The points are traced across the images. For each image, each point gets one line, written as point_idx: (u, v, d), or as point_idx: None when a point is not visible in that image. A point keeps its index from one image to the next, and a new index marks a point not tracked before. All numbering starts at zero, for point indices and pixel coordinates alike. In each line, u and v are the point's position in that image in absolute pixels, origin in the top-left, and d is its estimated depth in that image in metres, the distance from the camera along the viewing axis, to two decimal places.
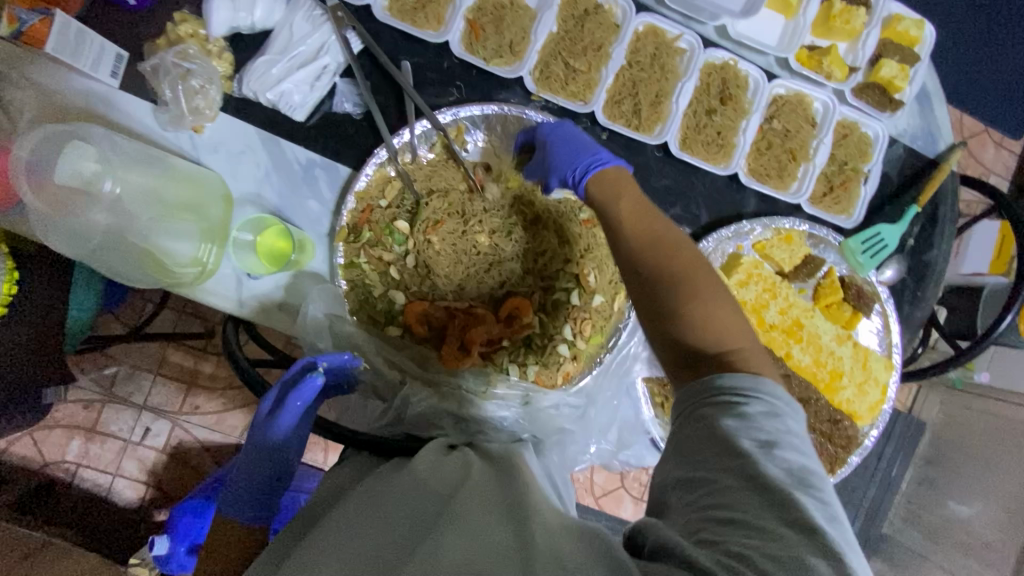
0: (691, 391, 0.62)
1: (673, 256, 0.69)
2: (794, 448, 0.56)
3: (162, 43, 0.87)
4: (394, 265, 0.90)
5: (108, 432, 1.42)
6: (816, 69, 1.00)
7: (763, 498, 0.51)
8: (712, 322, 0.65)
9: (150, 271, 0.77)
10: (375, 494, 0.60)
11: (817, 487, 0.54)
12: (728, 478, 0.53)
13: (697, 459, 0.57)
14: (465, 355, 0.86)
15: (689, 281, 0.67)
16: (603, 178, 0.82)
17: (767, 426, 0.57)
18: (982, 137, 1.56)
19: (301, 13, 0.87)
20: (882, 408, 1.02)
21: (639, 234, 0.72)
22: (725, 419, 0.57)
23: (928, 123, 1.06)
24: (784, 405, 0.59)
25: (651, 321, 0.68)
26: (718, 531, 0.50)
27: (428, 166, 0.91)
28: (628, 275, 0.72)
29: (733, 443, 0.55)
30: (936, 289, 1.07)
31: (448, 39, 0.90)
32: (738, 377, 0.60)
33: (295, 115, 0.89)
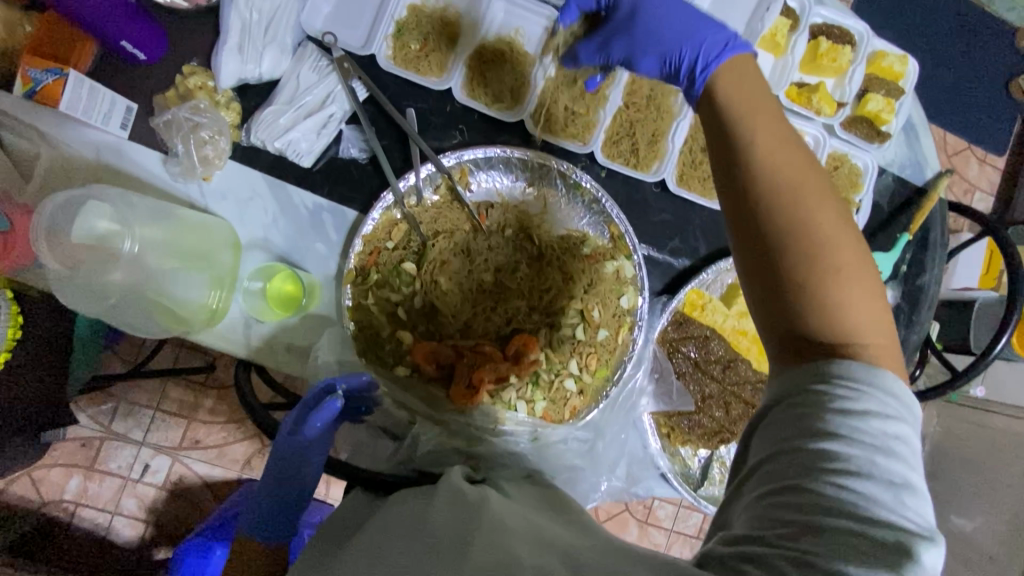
0: (793, 373, 0.56)
1: (822, 217, 0.57)
2: (900, 459, 0.49)
3: (172, 96, 0.88)
4: (402, 305, 0.91)
5: (106, 470, 1.41)
6: (806, 105, 1.03)
7: (842, 506, 0.47)
8: (848, 308, 0.55)
9: (174, 318, 0.80)
10: (385, 532, 0.59)
11: (914, 500, 0.48)
12: (810, 475, 0.49)
13: (783, 449, 0.52)
14: (474, 394, 0.88)
15: (832, 253, 0.56)
16: (724, 73, 0.73)
17: (874, 429, 0.50)
18: (966, 153, 1.60)
19: (308, 64, 0.90)
20: None
21: (779, 173, 0.60)
22: (827, 414, 0.51)
23: (914, 152, 1.10)
24: (902, 410, 0.51)
25: (772, 288, 0.58)
26: (786, 533, 0.48)
27: (433, 208, 0.93)
28: (757, 227, 0.59)
29: (826, 442, 0.50)
30: (930, 313, 1.10)
31: (451, 85, 0.93)
32: (851, 368, 0.52)
33: (302, 162, 0.90)
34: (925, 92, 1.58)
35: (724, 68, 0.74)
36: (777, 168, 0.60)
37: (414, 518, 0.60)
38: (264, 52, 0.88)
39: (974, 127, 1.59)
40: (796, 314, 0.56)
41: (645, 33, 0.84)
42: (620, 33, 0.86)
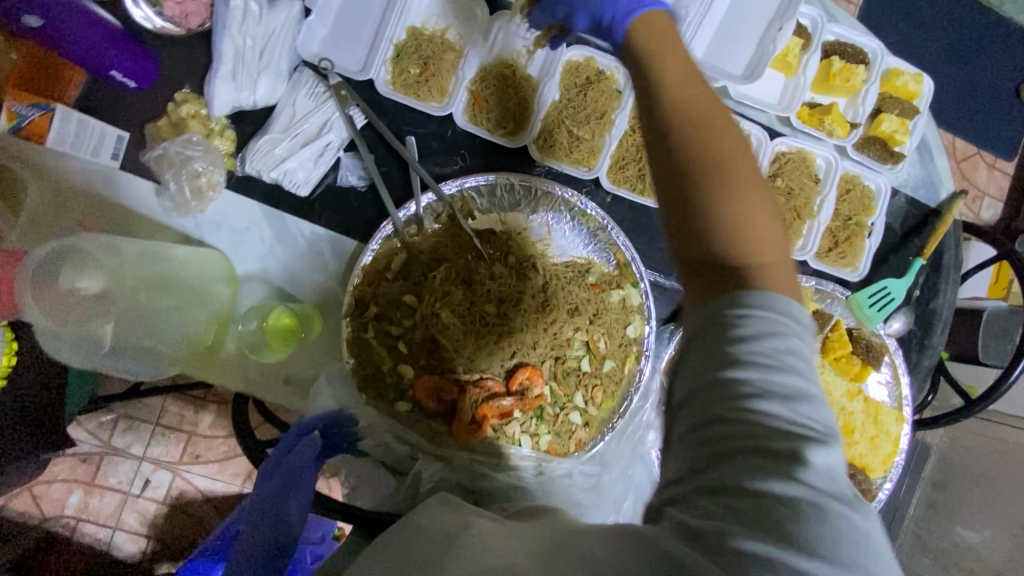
0: (699, 305, 0.53)
1: (718, 137, 0.58)
2: (794, 374, 0.48)
3: (164, 125, 0.85)
4: (402, 339, 0.89)
5: (106, 485, 1.40)
6: (817, 127, 1.00)
7: (748, 431, 0.46)
8: (749, 226, 0.54)
9: (174, 350, 0.75)
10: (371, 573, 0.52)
11: (812, 411, 0.47)
12: (716, 410, 0.47)
13: (693, 387, 0.50)
14: (478, 429, 0.86)
15: (728, 171, 0.55)
16: (645, 23, 0.71)
17: (768, 348, 0.48)
18: (975, 159, 1.57)
19: (305, 90, 0.87)
20: (895, 461, 1.01)
21: (682, 105, 0.60)
22: (727, 342, 0.49)
23: (929, 173, 1.07)
24: (795, 322, 0.50)
25: (676, 213, 0.57)
26: (702, 473, 0.47)
27: (433, 236, 0.90)
28: (663, 148, 0.59)
29: (725, 371, 0.48)
30: (944, 337, 1.07)
31: (452, 111, 0.90)
32: (750, 294, 0.50)
33: (299, 191, 0.88)
34: (937, 96, 1.53)
35: (649, 17, 0.72)
36: (679, 98, 0.61)
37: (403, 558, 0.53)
38: (259, 79, 0.85)
39: (984, 132, 1.55)
40: (703, 236, 0.55)
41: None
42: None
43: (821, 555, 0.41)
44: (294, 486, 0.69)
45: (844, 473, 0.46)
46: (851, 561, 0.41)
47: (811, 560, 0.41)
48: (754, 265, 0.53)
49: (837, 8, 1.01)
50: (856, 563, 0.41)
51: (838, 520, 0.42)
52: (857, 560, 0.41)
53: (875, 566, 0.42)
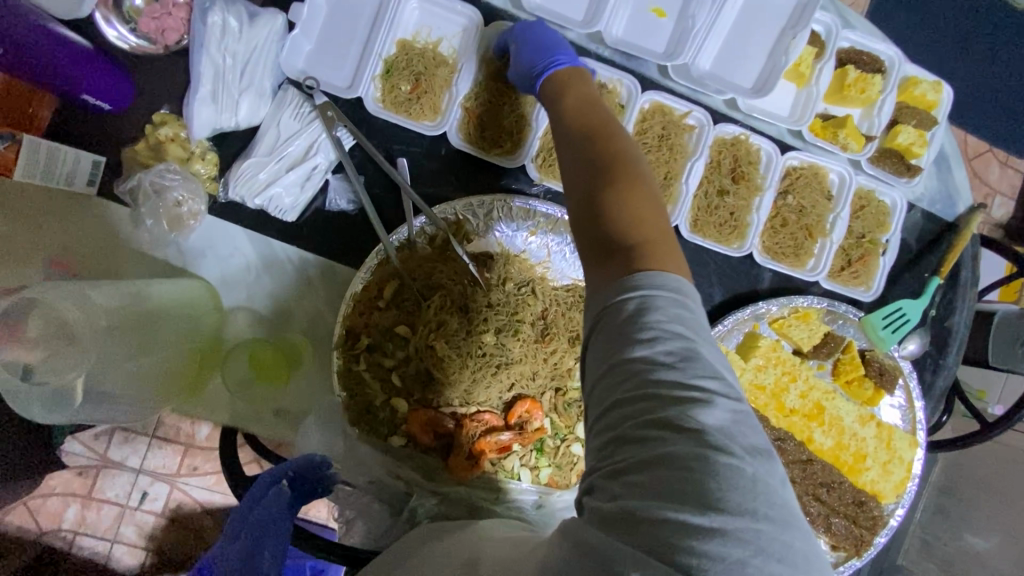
0: (596, 289, 0.53)
1: (611, 147, 0.61)
2: (679, 339, 0.47)
3: (143, 148, 0.81)
4: (396, 371, 0.85)
5: (104, 499, 1.32)
6: (831, 141, 0.94)
7: (642, 404, 0.45)
8: (636, 211, 0.55)
9: (152, 391, 0.70)
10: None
11: (706, 373, 0.46)
12: (616, 391, 0.47)
13: (596, 374, 0.49)
14: (475, 465, 0.83)
15: (614, 168, 0.58)
16: (558, 74, 0.75)
17: (653, 319, 0.47)
18: (987, 156, 1.49)
19: (289, 110, 0.82)
20: (908, 487, 0.98)
21: (578, 130, 0.65)
22: (618, 319, 0.49)
23: (945, 186, 1.02)
24: (679, 289, 0.49)
25: (579, 219, 0.58)
26: (608, 460, 0.45)
27: (426, 261, 0.85)
28: (567, 165, 0.63)
29: (619, 351, 0.47)
30: (959, 357, 1.03)
31: (446, 130, 0.85)
32: (643, 274, 0.50)
33: (286, 217, 0.84)
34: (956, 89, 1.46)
35: (563, 72, 0.76)
36: (578, 126, 0.67)
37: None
38: (240, 99, 0.80)
39: (1004, 128, 1.48)
40: (597, 228, 0.55)
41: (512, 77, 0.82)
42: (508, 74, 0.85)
43: (716, 509, 0.40)
44: (273, 530, 0.67)
45: (741, 424, 0.44)
46: (743, 509, 0.40)
47: (707, 516, 0.40)
48: (645, 249, 0.52)
49: (852, 12, 0.95)
50: (749, 510, 0.40)
51: (729, 471, 0.41)
52: (748, 507, 0.40)
53: (769, 509, 0.41)
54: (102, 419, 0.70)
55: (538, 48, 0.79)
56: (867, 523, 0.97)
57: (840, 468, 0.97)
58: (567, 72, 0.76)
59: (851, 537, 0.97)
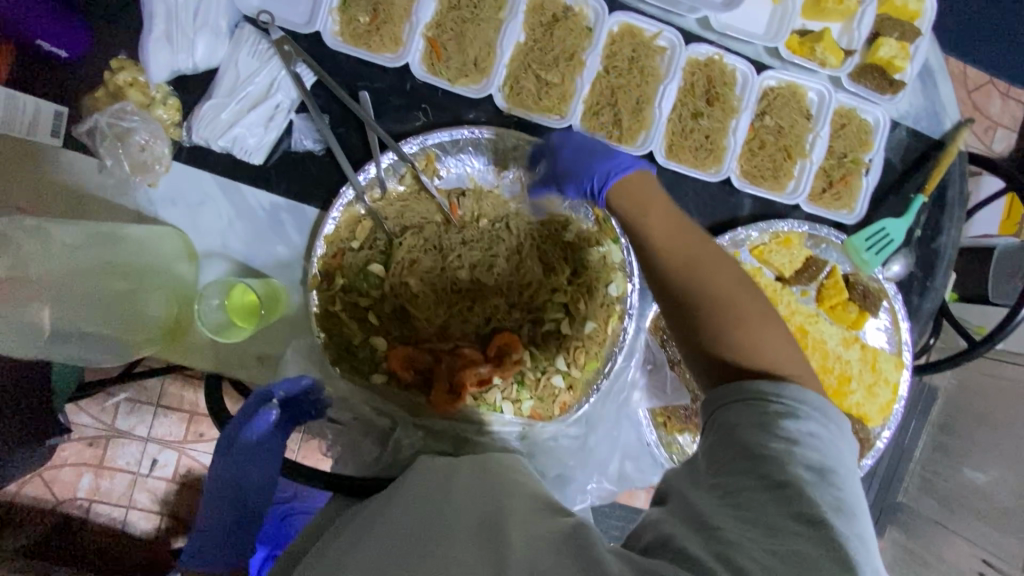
0: (723, 394, 0.62)
1: (720, 280, 0.67)
2: (819, 450, 0.55)
3: (102, 96, 0.80)
4: (373, 310, 0.85)
5: (116, 466, 1.33)
6: (808, 57, 0.92)
7: (776, 493, 0.52)
8: (760, 344, 0.64)
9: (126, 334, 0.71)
10: (347, 539, 0.58)
11: (837, 486, 0.53)
12: (751, 474, 0.54)
13: (726, 460, 0.56)
14: (456, 399, 0.83)
15: (731, 305, 0.66)
16: (625, 182, 0.77)
17: (790, 428, 0.56)
18: (987, 88, 1.45)
19: (246, 49, 0.80)
20: (894, 408, 0.99)
21: (671, 257, 0.70)
22: (753, 419, 0.58)
23: (931, 101, 0.99)
24: (812, 414, 0.58)
25: (693, 346, 0.67)
26: (720, 517, 0.51)
27: (399, 200, 0.85)
28: (670, 291, 0.69)
29: (756, 444, 0.55)
30: (947, 278, 1.02)
31: (408, 61, 0.83)
32: (769, 383, 0.60)
33: (253, 159, 0.83)
34: None
35: (630, 177, 0.78)
36: (672, 242, 0.71)
37: (398, 535, 0.55)
38: (196, 40, 0.79)
39: None
40: (721, 360, 0.64)
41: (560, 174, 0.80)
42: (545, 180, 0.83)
43: None
44: (265, 455, 0.77)
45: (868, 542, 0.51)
46: None
47: None
48: (776, 376, 0.62)
49: None
50: None
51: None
52: None
53: None
54: (83, 359, 0.72)
55: (589, 164, 0.79)
56: None
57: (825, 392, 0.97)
58: (631, 170, 0.78)
59: None
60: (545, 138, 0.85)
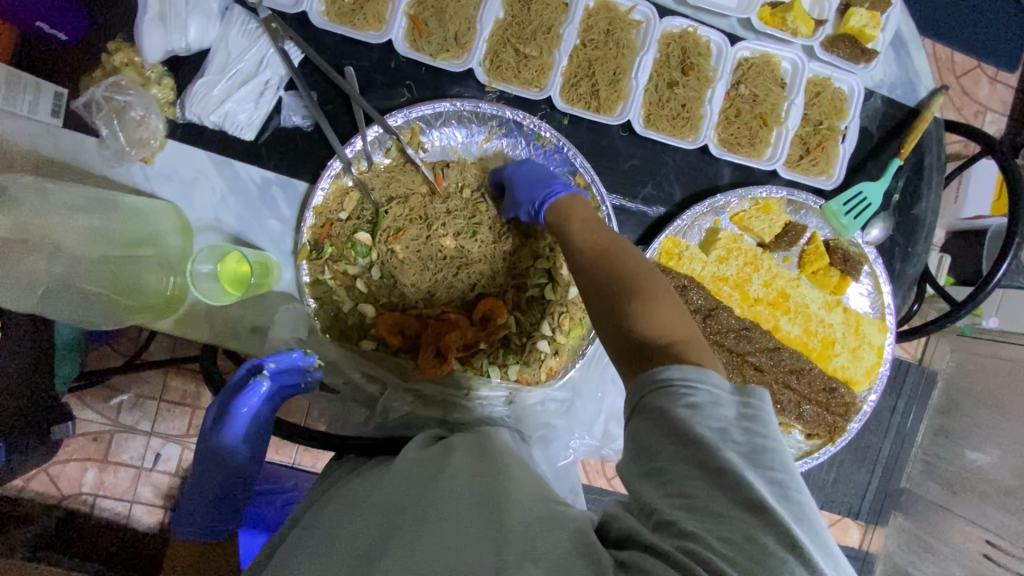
0: (640, 385, 0.56)
1: (627, 264, 0.68)
2: (747, 432, 0.50)
3: (99, 75, 0.84)
4: (360, 278, 0.87)
5: (120, 462, 1.27)
6: (781, 27, 0.94)
7: (717, 484, 0.48)
8: (660, 314, 0.61)
9: (120, 297, 0.74)
10: (336, 509, 0.63)
11: (773, 465, 0.49)
12: (685, 470, 0.49)
13: (655, 454, 0.52)
14: (443, 363, 0.84)
15: (635, 281, 0.65)
16: (561, 203, 0.81)
17: (715, 413, 0.51)
18: (976, 72, 1.44)
19: (236, 28, 0.84)
20: (879, 371, 0.99)
21: (590, 251, 0.72)
22: (675, 410, 0.52)
23: (906, 71, 1.01)
24: (731, 393, 0.53)
25: (604, 323, 0.65)
26: (667, 511, 0.48)
27: (385, 171, 0.88)
28: (586, 281, 0.70)
29: (683, 438, 0.50)
30: (928, 243, 1.03)
31: (391, 37, 0.87)
32: (681, 367, 0.54)
33: (243, 135, 0.86)
34: None
35: (562, 199, 0.82)
36: (591, 245, 0.73)
37: (389, 504, 0.58)
38: (188, 20, 0.82)
39: (994, 37, 1.42)
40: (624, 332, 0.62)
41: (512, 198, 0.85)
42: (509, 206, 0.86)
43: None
44: (257, 429, 0.80)
45: (812, 515, 0.48)
46: None
47: None
48: (672, 345, 0.58)
49: None
50: None
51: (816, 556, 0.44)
52: None
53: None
54: (78, 318, 0.76)
55: (533, 185, 0.84)
56: (838, 410, 0.99)
57: (809, 355, 0.99)
58: (562, 197, 0.82)
59: (823, 424, 0.99)
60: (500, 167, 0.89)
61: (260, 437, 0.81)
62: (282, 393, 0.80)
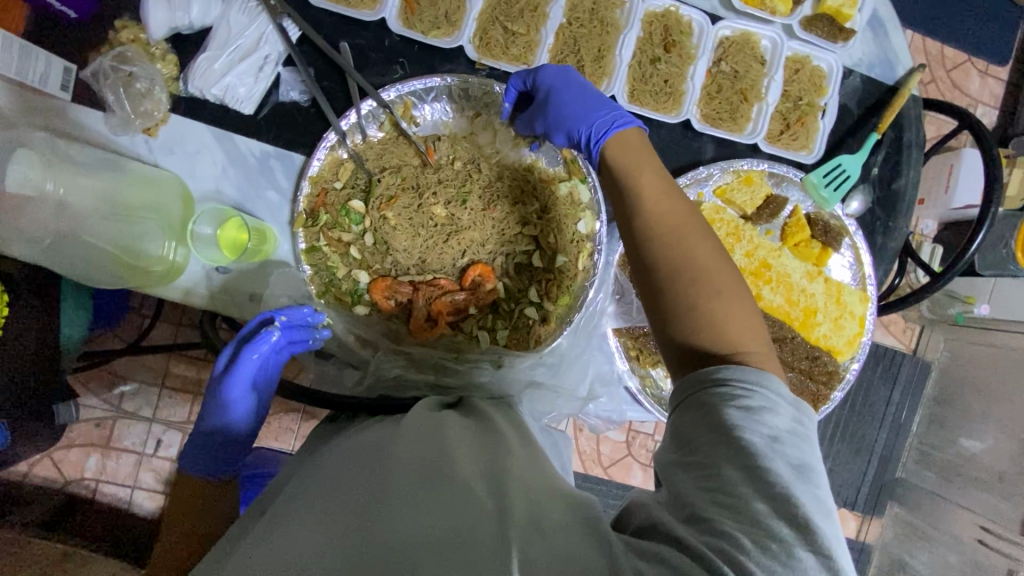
0: (693, 381, 0.59)
1: (696, 254, 0.65)
2: (798, 445, 0.53)
3: (105, 50, 0.89)
4: (354, 245, 0.91)
5: (122, 447, 1.29)
6: (760, 7, 0.99)
7: (757, 485, 0.51)
8: (729, 321, 0.61)
9: (122, 258, 0.78)
10: (354, 456, 0.59)
11: (817, 483, 0.52)
12: (728, 464, 0.52)
13: (700, 446, 0.55)
14: (433, 326, 0.90)
15: (708, 277, 0.63)
16: (621, 135, 0.81)
17: (769, 420, 0.54)
18: (966, 66, 1.47)
19: (237, 5, 0.88)
20: (860, 341, 1.02)
21: (660, 219, 0.68)
22: (729, 409, 0.55)
23: (884, 50, 1.04)
24: (788, 407, 0.56)
25: (664, 314, 0.64)
26: (702, 506, 0.51)
27: (379, 144, 0.92)
28: (647, 263, 0.67)
29: (731, 435, 0.53)
30: (909, 216, 1.04)
31: (384, 15, 0.91)
32: (741, 370, 0.57)
33: (243, 108, 0.90)
34: None
35: (626, 130, 0.82)
36: (659, 213, 0.68)
37: (391, 459, 0.56)
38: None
39: (978, 31, 1.46)
40: (690, 334, 0.62)
41: (557, 117, 0.85)
42: (538, 115, 0.88)
43: None
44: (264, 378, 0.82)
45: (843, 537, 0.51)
46: None
47: None
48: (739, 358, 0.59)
49: None
50: None
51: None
52: None
53: None
54: (97, 281, 0.83)
55: (585, 111, 0.84)
56: (822, 377, 1.00)
57: (792, 324, 1.01)
58: (628, 125, 0.83)
59: (806, 392, 0.99)
60: (538, 67, 0.89)
61: (266, 388, 0.83)
62: (291, 347, 0.82)
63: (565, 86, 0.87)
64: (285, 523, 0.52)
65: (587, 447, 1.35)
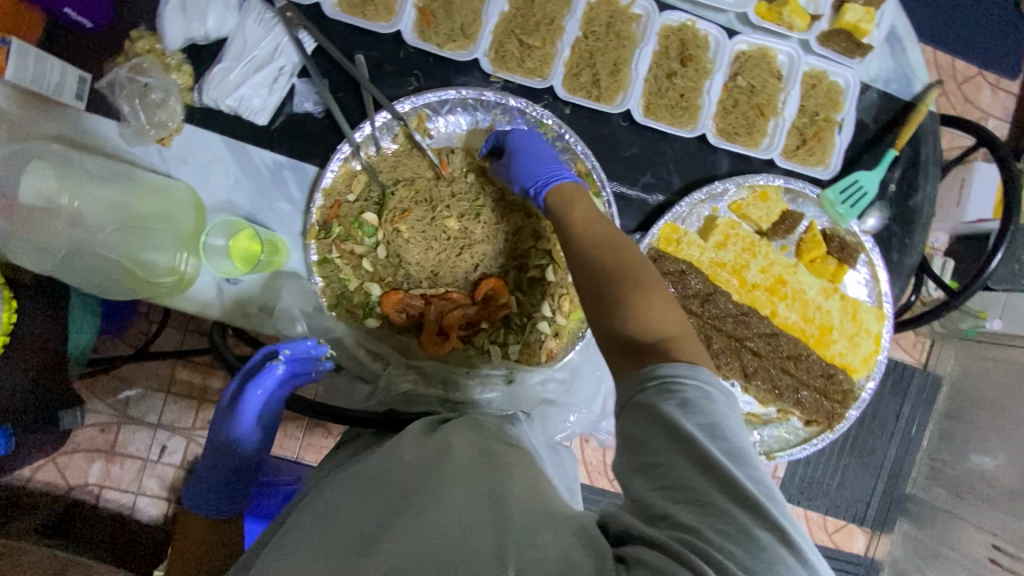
0: (632, 382, 0.57)
1: (625, 257, 0.68)
2: (735, 430, 0.52)
3: (121, 60, 0.88)
4: (366, 257, 0.90)
5: (126, 453, 1.28)
6: (777, 22, 0.97)
7: (712, 478, 0.48)
8: (651, 310, 0.62)
9: (134, 270, 0.78)
10: (348, 483, 0.58)
11: (758, 466, 0.51)
12: (675, 460, 0.50)
13: (644, 448, 0.52)
14: (445, 340, 0.88)
15: (634, 273, 0.66)
16: (559, 192, 0.83)
17: (705, 409, 0.52)
18: (977, 80, 1.46)
19: (253, 17, 0.88)
20: (877, 359, 1.00)
21: (586, 239, 0.73)
22: (665, 405, 0.53)
23: (900, 65, 1.03)
24: (720, 393, 0.54)
25: (597, 314, 0.66)
26: (660, 504, 0.48)
27: (393, 156, 0.91)
28: (581, 269, 0.70)
29: (670, 431, 0.51)
30: (925, 235, 1.03)
31: (400, 28, 0.91)
32: (672, 365, 0.55)
33: (257, 119, 0.90)
34: None
35: (563, 188, 0.84)
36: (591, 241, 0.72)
37: (394, 484, 0.55)
38: (207, 10, 0.87)
39: (990, 45, 1.45)
40: (617, 327, 0.62)
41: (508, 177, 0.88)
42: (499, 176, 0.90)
43: None
44: (270, 413, 0.82)
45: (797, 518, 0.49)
46: None
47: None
48: (671, 343, 0.59)
49: None
50: None
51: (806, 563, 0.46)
52: None
53: None
54: (114, 295, 0.84)
55: (534, 167, 0.86)
56: (837, 396, 0.99)
57: (807, 341, 1.00)
58: (566, 185, 0.84)
59: (822, 410, 0.98)
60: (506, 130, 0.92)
61: (273, 420, 0.83)
62: (296, 381, 0.81)
63: (522, 146, 0.88)
64: (280, 551, 0.51)
65: (593, 459, 1.33)
